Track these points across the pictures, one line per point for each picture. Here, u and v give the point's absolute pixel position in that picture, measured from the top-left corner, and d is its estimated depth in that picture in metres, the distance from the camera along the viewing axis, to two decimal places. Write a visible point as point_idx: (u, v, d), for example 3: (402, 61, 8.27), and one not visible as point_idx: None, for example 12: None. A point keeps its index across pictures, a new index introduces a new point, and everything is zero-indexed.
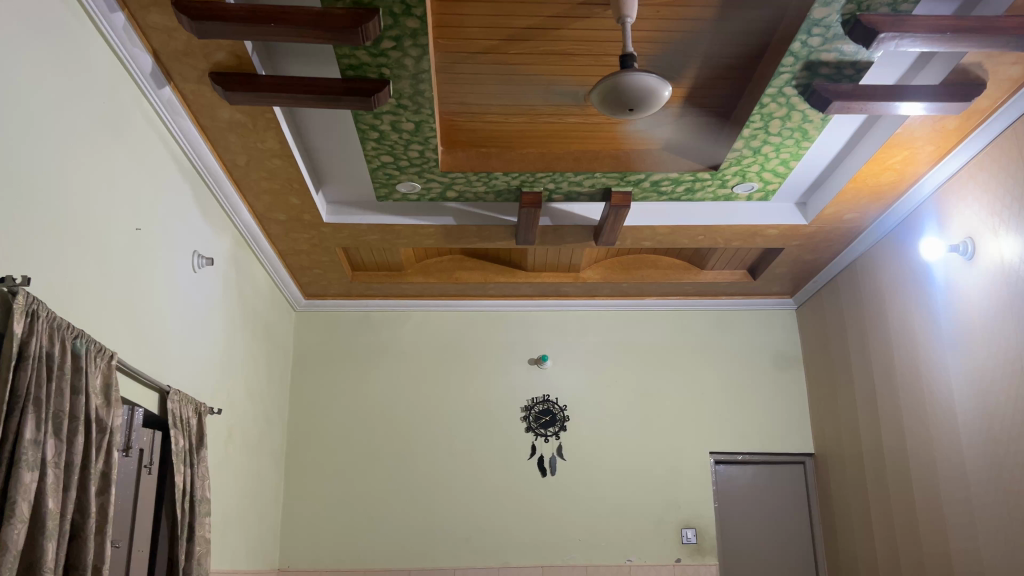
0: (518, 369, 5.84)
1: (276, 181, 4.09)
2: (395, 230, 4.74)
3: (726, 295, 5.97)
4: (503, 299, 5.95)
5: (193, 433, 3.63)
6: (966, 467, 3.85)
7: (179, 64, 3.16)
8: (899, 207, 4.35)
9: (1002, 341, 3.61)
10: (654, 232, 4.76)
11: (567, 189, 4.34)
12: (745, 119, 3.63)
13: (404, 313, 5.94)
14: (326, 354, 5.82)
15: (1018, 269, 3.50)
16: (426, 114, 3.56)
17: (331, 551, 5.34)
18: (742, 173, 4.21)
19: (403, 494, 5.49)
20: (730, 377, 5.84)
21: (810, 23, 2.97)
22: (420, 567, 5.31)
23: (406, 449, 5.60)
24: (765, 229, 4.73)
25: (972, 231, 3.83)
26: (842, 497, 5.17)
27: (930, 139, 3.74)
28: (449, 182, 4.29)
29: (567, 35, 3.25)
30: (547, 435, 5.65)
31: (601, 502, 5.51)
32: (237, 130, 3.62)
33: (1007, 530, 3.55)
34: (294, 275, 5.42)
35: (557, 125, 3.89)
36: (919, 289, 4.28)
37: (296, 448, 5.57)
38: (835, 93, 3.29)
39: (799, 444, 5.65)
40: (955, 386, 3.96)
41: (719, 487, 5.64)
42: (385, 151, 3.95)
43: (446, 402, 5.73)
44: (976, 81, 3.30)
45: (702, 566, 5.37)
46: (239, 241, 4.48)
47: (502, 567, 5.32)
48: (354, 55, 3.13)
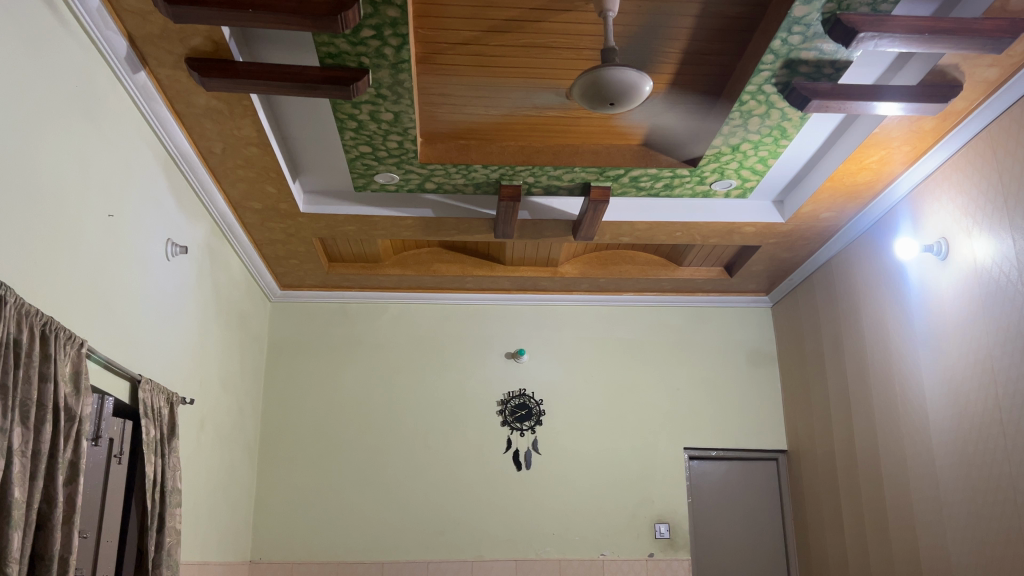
0: (494, 362, 5.83)
1: (252, 169, 4.05)
2: (373, 221, 4.71)
3: (703, 291, 5.99)
4: (481, 293, 5.95)
5: (165, 423, 3.59)
6: (937, 465, 3.89)
7: (154, 48, 3.11)
8: (875, 207, 4.38)
9: (974, 340, 3.65)
10: (632, 227, 4.76)
11: (546, 182, 4.35)
12: (725, 117, 3.65)
13: (380, 305, 5.91)
14: (301, 344, 5.77)
15: (990, 269, 3.53)
16: (405, 104, 3.54)
17: (303, 543, 5.31)
18: (720, 171, 4.23)
19: (377, 488, 5.46)
20: (705, 373, 5.87)
21: (790, 21, 2.97)
22: (393, 561, 5.29)
23: (381, 442, 5.57)
24: (742, 227, 4.76)
25: (946, 231, 3.86)
26: (815, 494, 5.22)
27: (907, 140, 3.76)
28: (428, 174, 4.26)
29: (547, 28, 3.24)
30: (522, 429, 5.65)
31: (576, 497, 5.51)
32: (214, 117, 3.58)
33: (975, 528, 3.59)
34: (269, 265, 5.37)
35: (538, 119, 3.87)
36: (893, 288, 4.32)
37: (270, 439, 5.52)
38: (813, 91, 3.29)
39: (771, 440, 5.70)
40: (927, 386, 4.00)
41: (692, 483, 5.66)
42: (364, 141, 3.92)
43: (421, 395, 5.71)
44: (953, 82, 3.32)
45: (675, 561, 5.39)
46: (213, 229, 4.43)
47: (476, 560, 5.32)
48: (333, 43, 3.10)
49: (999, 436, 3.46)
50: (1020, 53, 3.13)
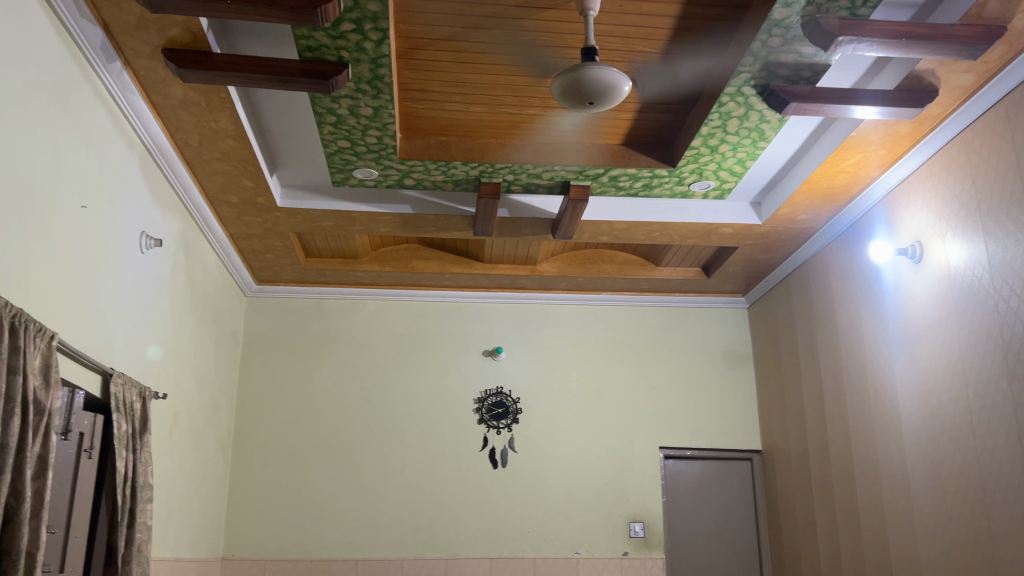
0: (471, 360, 5.82)
1: (229, 162, 4.01)
2: (351, 217, 4.69)
3: (680, 291, 6.02)
4: (459, 290, 5.93)
5: (137, 417, 3.55)
6: (908, 466, 3.93)
7: (131, 38, 3.07)
8: (851, 210, 4.42)
9: (946, 343, 3.68)
10: (611, 227, 4.77)
11: (525, 180, 4.35)
12: (704, 118, 3.66)
13: (358, 301, 5.88)
14: (277, 340, 5.73)
15: (963, 273, 3.57)
16: (385, 100, 3.52)
17: (276, 540, 5.27)
18: (699, 171, 4.24)
19: (352, 485, 5.44)
20: (681, 373, 5.90)
21: (771, 23, 2.98)
22: (367, 559, 5.26)
23: (356, 439, 5.55)
24: (720, 228, 4.78)
25: (920, 235, 3.90)
26: (788, 495, 5.25)
27: (883, 144, 3.79)
28: (408, 170, 4.25)
29: (529, 26, 3.23)
30: (498, 428, 5.64)
31: (552, 496, 5.52)
32: (190, 109, 3.54)
33: (945, 529, 3.63)
34: (246, 260, 5.33)
35: (518, 117, 3.86)
36: (868, 291, 4.36)
37: (243, 436, 5.48)
38: (792, 94, 3.33)
39: (746, 440, 5.74)
40: (899, 388, 4.04)
41: (667, 482, 5.68)
42: (343, 136, 3.89)
43: (397, 393, 5.69)
44: (929, 88, 3.35)
45: (649, 560, 5.41)
46: (188, 222, 4.38)
47: (450, 558, 5.31)
48: (313, 36, 3.07)
49: (969, 437, 3.50)
50: (994, 60, 3.17)
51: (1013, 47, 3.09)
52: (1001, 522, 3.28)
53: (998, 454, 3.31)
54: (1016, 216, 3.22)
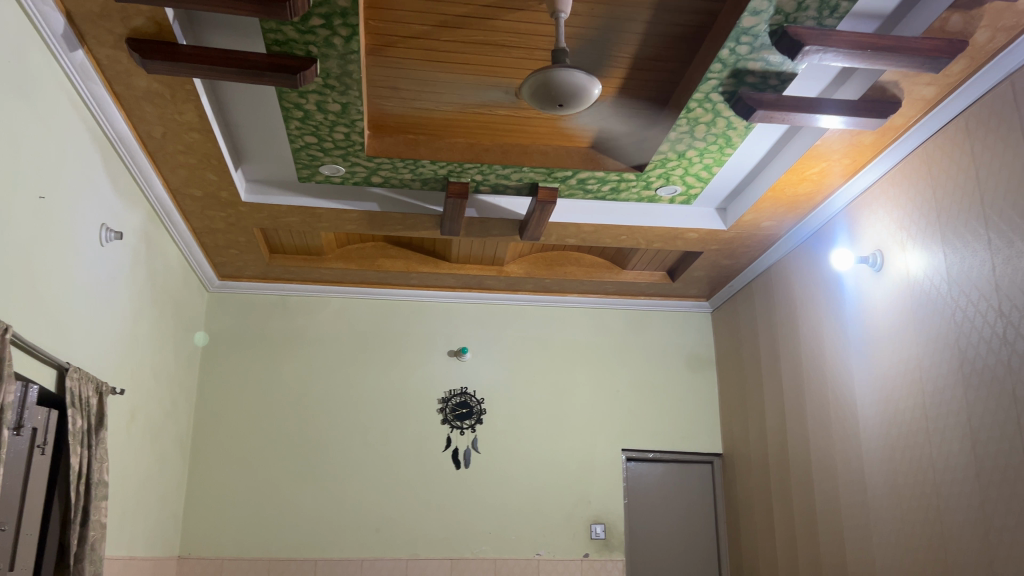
0: (436, 360, 5.79)
1: (193, 156, 3.95)
2: (317, 214, 4.65)
3: (645, 295, 6.05)
4: (425, 290, 5.89)
5: (92, 413, 3.48)
6: (866, 471, 3.99)
7: (94, 27, 3.00)
8: (814, 217, 4.48)
9: (905, 350, 3.73)
10: (578, 229, 4.78)
11: (494, 181, 4.35)
12: (672, 124, 3.68)
13: (322, 299, 5.83)
14: (239, 336, 5.66)
15: (923, 283, 3.62)
16: (353, 96, 3.49)
17: (234, 538, 5.21)
18: (666, 176, 4.28)
19: (313, 483, 5.39)
20: (645, 375, 5.93)
21: (739, 31, 3.01)
22: (327, 559, 5.22)
23: (318, 438, 5.50)
24: (686, 233, 4.82)
25: (882, 244, 3.95)
26: (747, 497, 5.31)
27: (847, 153, 3.85)
28: (375, 167, 4.22)
29: (499, 26, 3.22)
30: (462, 428, 5.63)
31: (514, 497, 5.51)
32: (154, 101, 3.48)
33: (901, 533, 3.68)
34: (208, 255, 5.25)
35: (488, 117, 3.85)
36: (830, 297, 4.41)
37: (202, 433, 5.40)
38: (759, 101, 3.34)
39: (707, 443, 5.79)
40: (859, 393, 4.09)
41: (629, 484, 5.71)
42: (310, 132, 3.86)
43: (360, 391, 5.65)
44: (893, 99, 3.40)
45: (609, 562, 5.43)
46: (150, 215, 4.31)
47: (411, 558, 5.28)
48: (281, 30, 3.04)
49: (925, 443, 3.56)
50: (956, 74, 3.23)
51: (974, 62, 3.14)
52: (954, 527, 3.34)
53: (953, 460, 3.37)
54: (974, 227, 3.29)
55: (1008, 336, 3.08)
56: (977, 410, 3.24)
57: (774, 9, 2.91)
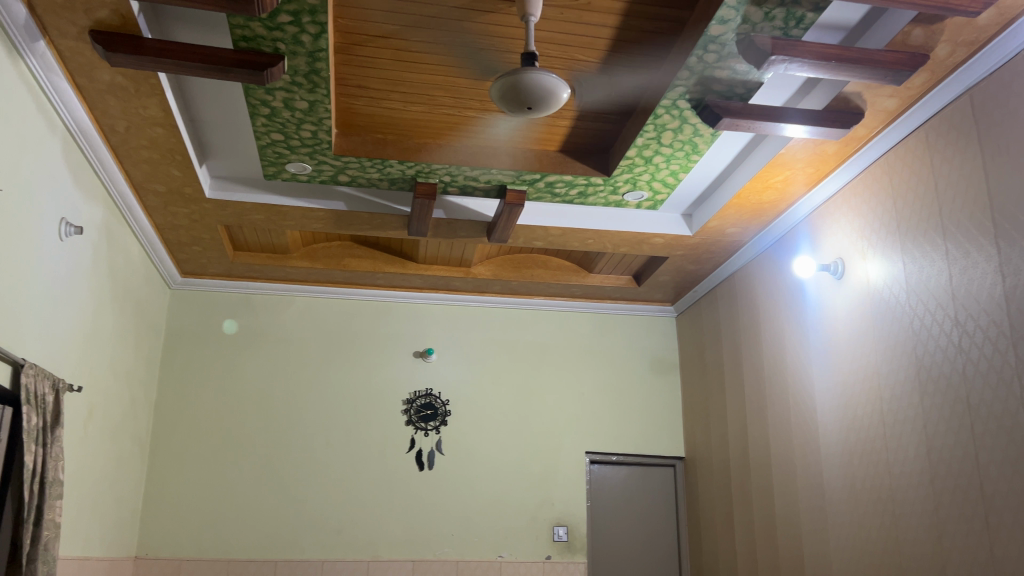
0: (401, 361, 5.77)
1: (157, 151, 3.89)
2: (283, 211, 4.61)
3: (611, 298, 6.08)
4: (391, 290, 5.87)
5: (49, 411, 3.41)
6: (824, 476, 4.05)
7: (56, 18, 2.95)
8: (778, 225, 4.54)
9: (865, 357, 3.79)
10: (544, 232, 4.80)
11: (462, 182, 4.35)
12: (639, 129, 3.72)
13: (287, 297, 5.78)
14: (202, 334, 5.59)
15: (882, 291, 3.68)
16: (321, 94, 3.47)
17: (193, 539, 5.14)
18: (633, 181, 4.31)
19: (274, 483, 5.34)
20: (609, 379, 5.97)
21: (707, 39, 3.04)
22: (287, 560, 5.17)
23: (280, 438, 5.45)
24: (652, 238, 4.85)
25: (843, 252, 4.01)
26: (709, 501, 5.36)
27: (810, 162, 3.90)
28: (343, 166, 4.20)
29: (469, 28, 3.22)
30: (426, 429, 5.61)
31: (478, 499, 5.51)
32: (117, 94, 3.42)
33: (857, 536, 3.74)
34: (171, 251, 5.18)
35: (456, 118, 3.85)
36: (792, 304, 4.47)
37: (162, 432, 5.32)
38: (725, 109, 3.39)
39: (670, 447, 5.83)
40: (819, 399, 4.15)
41: (592, 486, 5.74)
42: (276, 129, 3.83)
43: (324, 391, 5.61)
44: (856, 110, 3.46)
45: (571, 564, 5.45)
46: (111, 209, 4.24)
47: (372, 560, 5.25)
48: (248, 26, 3.01)
49: (882, 448, 3.62)
50: (917, 87, 3.29)
51: (934, 75, 3.20)
52: (908, 532, 3.40)
53: (908, 466, 3.43)
54: (932, 237, 3.35)
55: (963, 345, 3.14)
56: (932, 418, 3.30)
57: (741, 18, 2.93)
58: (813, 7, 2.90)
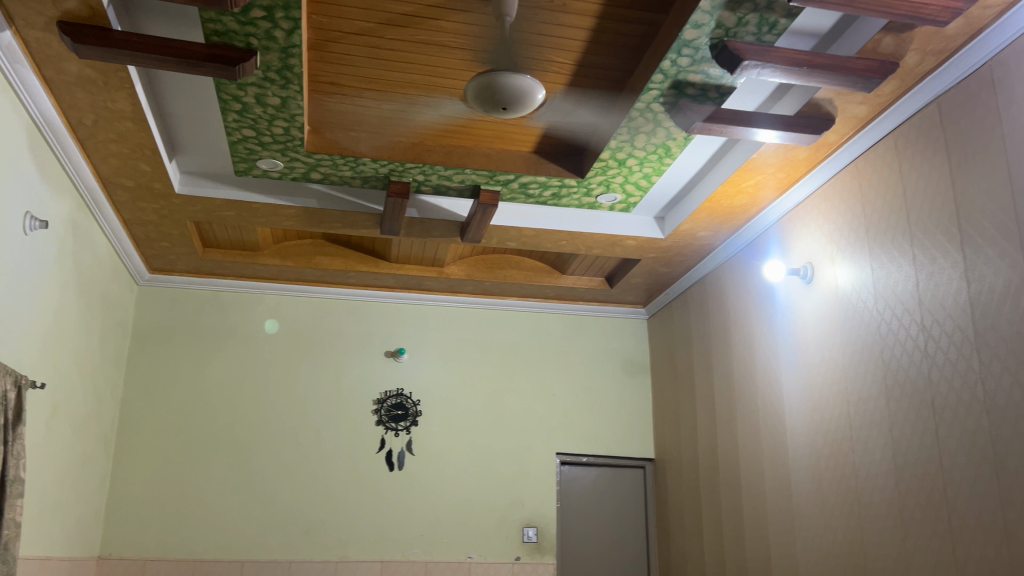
0: (372, 361, 5.74)
1: (126, 145, 3.84)
2: (254, 208, 4.56)
3: (583, 300, 6.09)
4: (363, 289, 5.84)
5: (10, 408, 3.34)
6: (792, 478, 4.08)
7: (23, 8, 2.89)
8: (749, 229, 4.58)
9: (833, 361, 3.83)
10: (518, 233, 4.79)
11: (436, 181, 4.33)
12: (613, 131, 3.73)
13: (257, 295, 5.73)
14: (170, 331, 5.52)
15: (850, 296, 3.72)
16: (294, 90, 3.44)
17: (158, 539, 5.07)
18: (606, 183, 4.32)
19: (242, 483, 5.28)
20: (580, 380, 5.98)
21: (681, 43, 3.05)
22: (254, 560, 5.12)
23: (248, 437, 5.40)
24: (624, 240, 4.87)
25: (812, 257, 4.05)
26: (678, 503, 5.39)
27: (781, 167, 3.94)
28: (315, 164, 4.17)
29: (444, 27, 3.21)
30: (397, 430, 5.58)
31: (448, 499, 5.49)
32: (86, 87, 3.37)
33: (824, 538, 3.77)
34: (139, 247, 5.11)
35: (431, 117, 3.83)
36: (762, 307, 4.50)
37: (127, 430, 5.25)
38: (699, 113, 3.41)
39: (640, 449, 5.85)
40: (787, 401, 4.18)
41: (562, 487, 5.75)
42: (248, 125, 3.79)
43: (294, 390, 5.57)
44: (826, 116, 3.49)
45: (540, 565, 5.45)
46: (78, 204, 4.18)
47: (340, 561, 5.22)
48: (220, 20, 2.98)
49: (848, 451, 3.66)
50: (887, 94, 3.33)
51: (904, 83, 3.25)
52: (873, 534, 3.43)
53: (874, 469, 3.46)
54: (899, 243, 3.39)
55: (929, 349, 3.18)
56: (898, 421, 3.34)
57: (715, 23, 2.95)
58: (787, 13, 2.92)
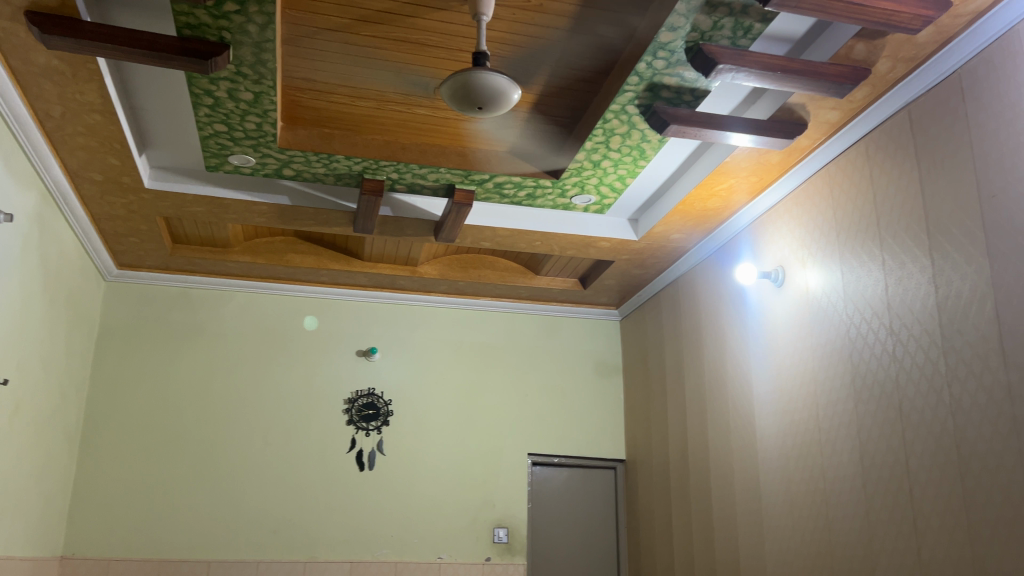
0: (344, 360, 5.70)
1: (94, 138, 3.78)
2: (225, 204, 4.51)
3: (556, 301, 6.09)
4: (335, 287, 5.79)
5: None
6: (761, 479, 4.11)
7: None
8: (721, 232, 4.61)
9: (803, 364, 3.86)
10: (491, 233, 4.78)
11: (410, 180, 4.31)
12: (588, 132, 3.73)
13: (228, 292, 5.67)
14: (138, 328, 5.44)
15: (821, 300, 3.75)
16: (267, 85, 3.41)
17: (123, 539, 5.00)
18: (581, 184, 4.32)
19: (209, 483, 5.22)
20: (552, 381, 5.98)
21: (656, 46, 3.06)
22: (221, 560, 5.06)
23: (217, 436, 5.34)
24: (598, 241, 4.88)
25: (784, 261, 4.08)
26: (648, 503, 5.41)
27: (754, 171, 3.97)
28: (287, 160, 4.13)
29: (419, 25, 3.19)
30: (367, 429, 5.55)
31: (419, 499, 5.47)
32: (53, 78, 3.31)
33: (791, 539, 3.81)
34: (107, 242, 5.03)
35: (405, 115, 3.81)
36: (733, 310, 4.53)
37: (92, 428, 5.17)
38: (673, 116, 3.41)
39: (611, 450, 5.87)
40: (758, 403, 4.21)
41: (533, 488, 5.75)
42: (219, 120, 3.74)
43: (264, 389, 5.51)
44: (799, 121, 3.52)
45: (510, 566, 5.45)
46: (45, 197, 4.10)
47: (309, 561, 5.18)
48: (192, 13, 2.94)
49: (817, 453, 3.69)
50: (858, 100, 3.36)
51: (875, 90, 3.28)
52: (841, 536, 3.47)
53: (842, 471, 3.50)
54: (869, 247, 3.43)
55: (897, 353, 3.22)
56: (865, 424, 3.37)
57: (690, 27, 2.96)
58: (761, 18, 2.93)
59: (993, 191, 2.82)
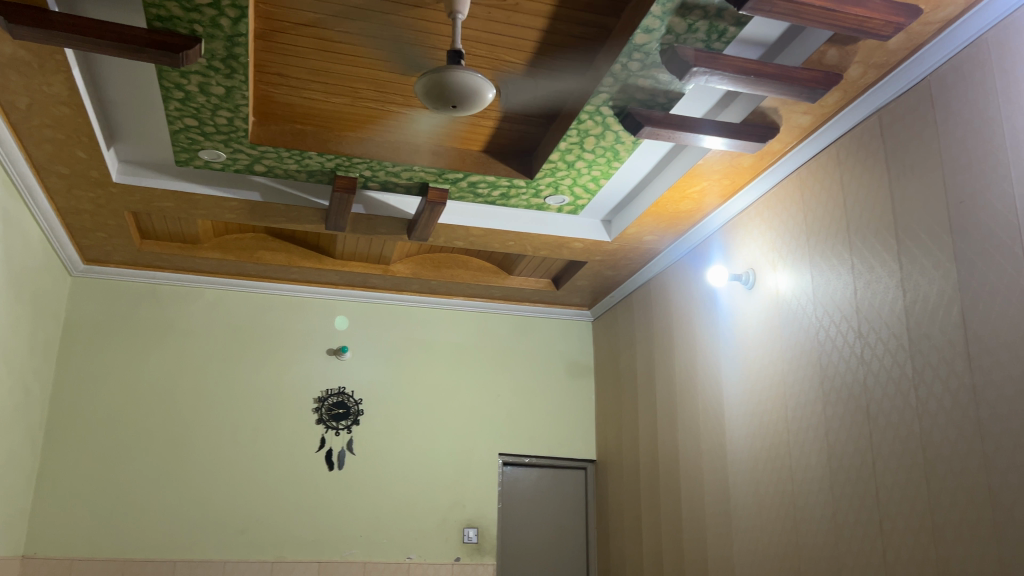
0: (314, 358, 5.66)
1: (61, 131, 3.71)
2: (195, 200, 4.46)
3: (529, 302, 6.09)
4: (306, 285, 5.75)
5: None
6: (730, 480, 4.14)
7: None
8: (693, 234, 4.63)
9: (772, 365, 3.89)
10: (465, 232, 4.77)
11: (383, 178, 4.29)
12: (563, 133, 3.73)
13: (197, 289, 5.60)
14: (104, 324, 5.35)
15: (790, 302, 3.78)
16: (239, 80, 3.37)
17: (86, 538, 4.92)
18: (554, 185, 4.33)
19: (176, 481, 5.16)
20: (524, 381, 5.98)
21: (632, 47, 3.07)
22: (187, 560, 5.00)
23: (184, 434, 5.27)
24: (571, 242, 4.88)
25: (754, 263, 4.11)
26: (618, 503, 5.42)
27: (726, 174, 3.99)
28: (259, 156, 4.09)
29: (394, 21, 3.17)
30: (337, 429, 5.51)
31: (388, 498, 5.44)
32: (19, 69, 3.25)
33: (758, 539, 3.84)
34: (74, 237, 4.95)
35: (378, 112, 3.78)
36: (704, 311, 4.55)
37: (56, 425, 5.08)
38: (646, 118, 3.42)
39: (582, 450, 5.88)
40: (727, 404, 4.24)
41: (504, 487, 5.75)
42: (190, 114, 3.70)
43: (233, 387, 5.45)
44: (771, 125, 3.55)
45: (480, 566, 5.44)
46: (9, 190, 4.02)
47: (276, 561, 5.13)
48: (164, 5, 2.89)
49: (785, 454, 3.73)
50: (830, 105, 3.39)
51: (847, 95, 3.31)
52: (807, 536, 3.50)
53: (809, 472, 3.53)
54: (839, 251, 3.46)
55: (865, 356, 3.25)
56: (833, 426, 3.41)
57: (666, 28, 2.97)
58: (736, 21, 2.95)
59: (961, 197, 2.86)
